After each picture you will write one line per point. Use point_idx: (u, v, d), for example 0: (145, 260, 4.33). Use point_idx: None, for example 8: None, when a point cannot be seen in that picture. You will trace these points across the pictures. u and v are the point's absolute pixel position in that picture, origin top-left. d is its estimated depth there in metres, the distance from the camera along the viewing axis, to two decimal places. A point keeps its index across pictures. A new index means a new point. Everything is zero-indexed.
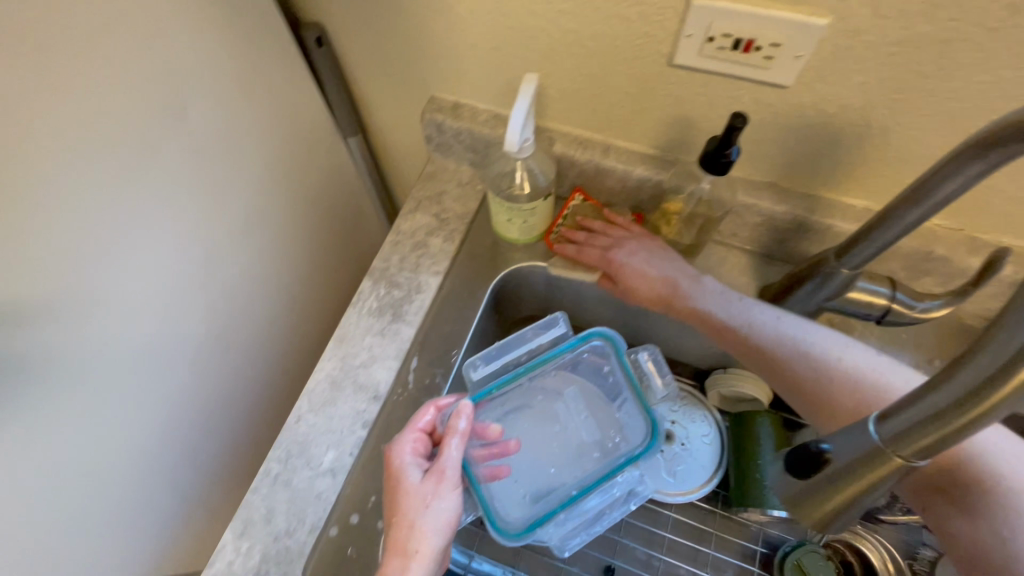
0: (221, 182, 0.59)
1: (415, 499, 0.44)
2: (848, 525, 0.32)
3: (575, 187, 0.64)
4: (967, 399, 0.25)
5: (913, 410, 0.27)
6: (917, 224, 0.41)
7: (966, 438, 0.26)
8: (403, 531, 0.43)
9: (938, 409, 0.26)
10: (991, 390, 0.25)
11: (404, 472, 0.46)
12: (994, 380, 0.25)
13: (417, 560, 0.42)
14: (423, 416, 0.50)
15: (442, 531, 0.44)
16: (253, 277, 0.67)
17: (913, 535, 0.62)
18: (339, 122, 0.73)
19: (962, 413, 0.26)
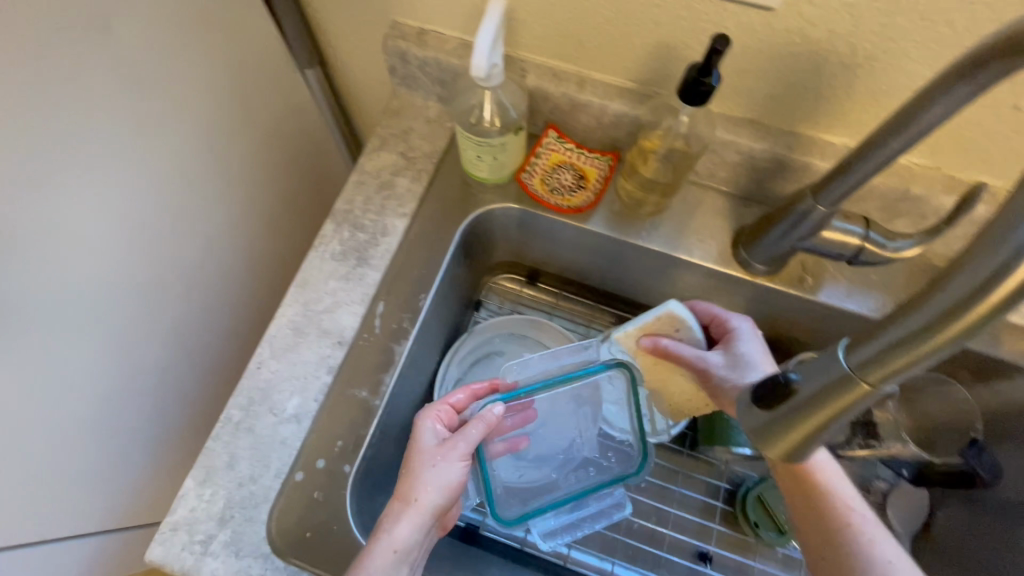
0: (168, 115, 0.53)
1: (424, 462, 0.47)
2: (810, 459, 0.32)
3: (549, 124, 0.61)
4: (942, 320, 0.23)
5: (883, 335, 0.25)
6: (898, 154, 0.39)
7: (937, 362, 0.25)
8: (407, 486, 0.46)
9: (909, 332, 0.24)
10: (966, 310, 0.23)
11: (420, 435, 0.49)
12: (970, 299, 0.22)
13: (411, 511, 0.45)
14: (455, 395, 0.54)
15: (441, 491, 0.47)
16: (208, 219, 0.63)
17: (869, 469, 0.63)
18: (295, 52, 0.66)
19: (934, 335, 0.24)
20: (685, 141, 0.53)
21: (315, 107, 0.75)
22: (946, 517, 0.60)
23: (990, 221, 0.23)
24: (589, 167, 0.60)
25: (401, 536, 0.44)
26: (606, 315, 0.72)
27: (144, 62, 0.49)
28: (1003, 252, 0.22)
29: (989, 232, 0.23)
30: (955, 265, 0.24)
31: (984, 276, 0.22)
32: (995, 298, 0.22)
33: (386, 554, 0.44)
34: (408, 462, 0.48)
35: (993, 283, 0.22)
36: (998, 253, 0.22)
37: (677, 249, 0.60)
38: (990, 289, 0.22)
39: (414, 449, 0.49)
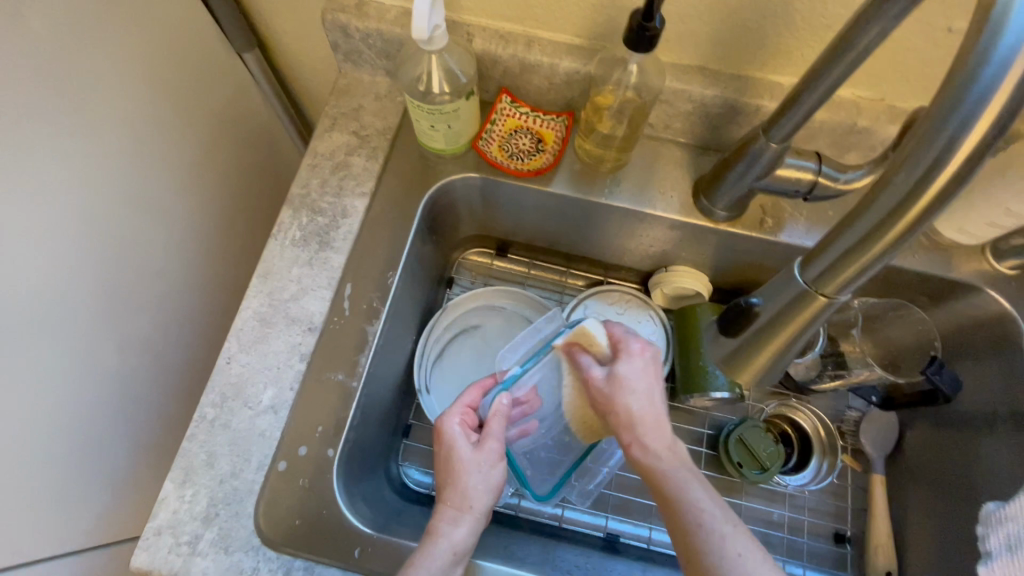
0: (101, 111, 0.51)
1: (469, 467, 0.48)
2: (774, 377, 0.33)
3: (502, 89, 0.60)
4: (886, 222, 0.24)
5: (833, 247, 0.26)
6: (841, 80, 0.39)
7: (884, 263, 0.25)
8: (459, 492, 0.47)
9: (856, 241, 0.25)
10: (908, 208, 0.23)
11: (454, 441, 0.49)
12: (910, 197, 0.23)
13: (470, 514, 0.46)
14: (468, 394, 0.52)
15: (490, 489, 0.48)
16: (159, 218, 0.60)
17: (840, 401, 0.68)
18: (230, 35, 0.63)
19: (880, 239, 0.24)
20: (636, 92, 0.53)
21: (259, 94, 0.72)
22: (913, 436, 0.64)
23: (925, 111, 0.23)
24: (546, 130, 0.60)
25: (464, 537, 0.46)
26: (577, 279, 0.73)
27: (60, 50, 0.46)
28: (937, 145, 0.22)
29: (922, 126, 0.23)
30: (894, 163, 0.24)
31: (922, 172, 0.22)
32: (934, 191, 0.22)
33: (446, 556, 0.44)
34: (449, 469, 0.48)
35: (929, 178, 0.22)
36: (932, 145, 0.22)
37: (641, 204, 0.60)
38: (925, 185, 0.22)
39: (452, 457, 0.49)
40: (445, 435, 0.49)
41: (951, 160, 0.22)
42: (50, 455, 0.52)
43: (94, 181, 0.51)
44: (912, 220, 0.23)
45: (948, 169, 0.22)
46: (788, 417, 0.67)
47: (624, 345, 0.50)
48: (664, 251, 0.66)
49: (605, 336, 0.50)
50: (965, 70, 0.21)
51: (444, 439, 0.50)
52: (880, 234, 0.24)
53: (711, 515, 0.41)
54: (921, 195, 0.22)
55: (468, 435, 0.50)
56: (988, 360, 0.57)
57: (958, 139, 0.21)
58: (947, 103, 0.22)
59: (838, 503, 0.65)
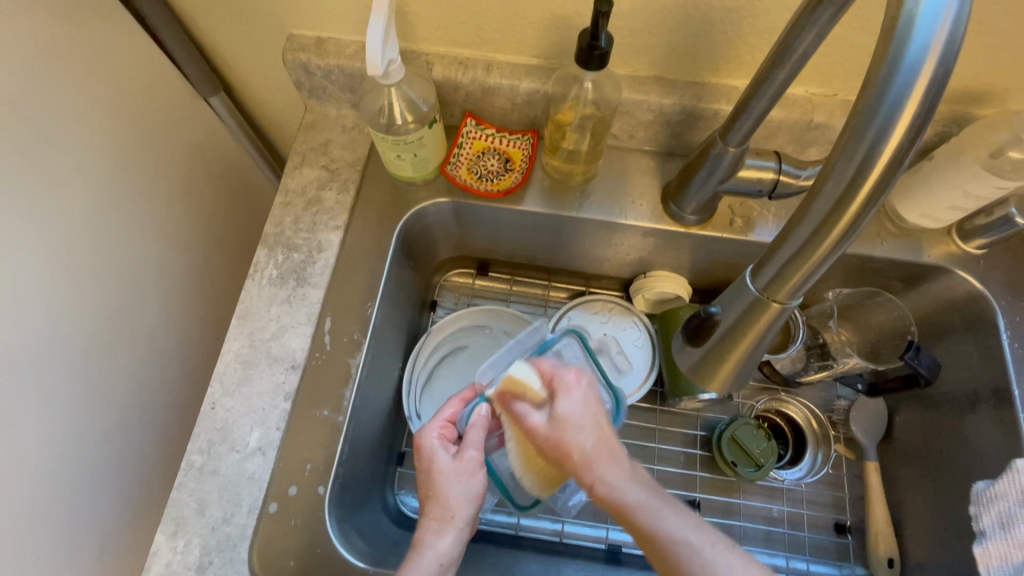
0: (64, 168, 0.51)
1: (450, 479, 0.48)
2: (745, 383, 0.33)
3: (466, 113, 0.61)
4: (822, 229, 0.24)
5: (779, 255, 0.26)
6: (787, 83, 0.40)
7: (831, 266, 0.26)
8: (442, 504, 0.47)
9: (799, 247, 0.25)
10: (842, 213, 0.24)
11: (433, 454, 0.49)
12: (842, 203, 0.23)
13: (454, 523, 0.46)
14: (447, 408, 0.53)
15: (472, 499, 0.48)
16: (134, 267, 0.60)
17: (829, 392, 0.68)
18: (194, 80, 0.63)
19: (819, 244, 0.25)
20: (595, 107, 0.53)
21: (229, 135, 0.73)
22: (902, 420, 0.64)
23: (846, 119, 0.23)
24: (513, 149, 0.62)
25: (450, 548, 0.45)
26: (560, 291, 0.73)
27: (15, 112, 0.46)
28: (860, 153, 0.23)
29: (847, 133, 0.23)
30: (824, 171, 0.25)
31: (849, 179, 0.23)
32: (863, 196, 0.23)
33: (432, 566, 0.44)
34: (432, 482, 0.48)
35: (855, 184, 0.23)
36: (855, 152, 0.23)
37: (613, 215, 0.61)
38: (854, 191, 0.23)
39: (433, 471, 0.48)
40: (426, 450, 0.49)
41: (873, 165, 0.22)
42: (38, 516, 0.51)
43: (64, 236, 0.51)
44: (843, 226, 0.24)
45: (871, 175, 0.22)
46: (779, 410, 0.68)
47: (558, 381, 0.49)
48: (641, 258, 0.67)
49: (538, 379, 0.51)
50: (880, 76, 0.22)
51: (423, 453, 0.50)
52: (817, 240, 0.25)
53: (686, 533, 0.39)
54: (849, 202, 0.23)
55: (448, 447, 0.50)
56: (965, 339, 0.58)
57: (878, 145, 0.22)
58: (864, 111, 0.23)
59: (836, 493, 0.65)
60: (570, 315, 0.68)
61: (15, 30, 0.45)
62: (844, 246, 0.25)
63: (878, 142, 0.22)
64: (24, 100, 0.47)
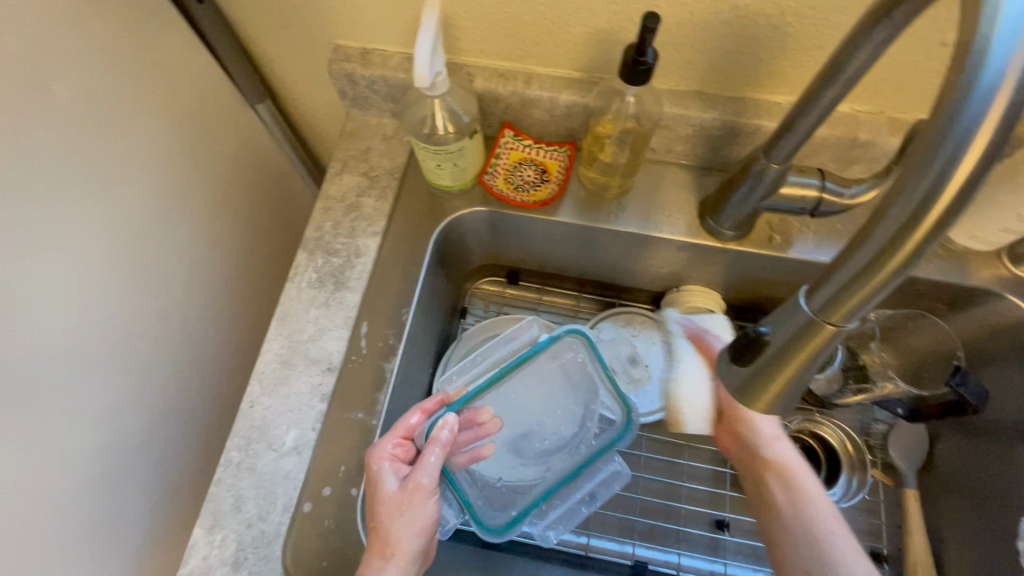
0: (121, 170, 0.53)
1: (390, 510, 0.47)
2: (786, 406, 0.33)
3: (505, 124, 0.62)
4: (884, 253, 0.24)
5: (837, 277, 0.26)
6: (836, 102, 0.40)
7: (889, 291, 0.25)
8: (382, 537, 0.46)
9: (858, 270, 0.25)
10: (907, 238, 0.23)
11: (381, 478, 0.48)
12: (909, 228, 0.23)
13: (396, 560, 0.45)
14: (404, 425, 0.51)
15: (419, 532, 0.47)
16: (180, 266, 0.62)
17: (866, 414, 0.66)
18: (243, 88, 0.66)
19: (879, 269, 0.24)
20: (636, 121, 0.53)
21: (272, 141, 0.75)
22: (943, 448, 0.62)
23: (914, 144, 0.23)
24: (549, 161, 0.62)
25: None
26: (590, 302, 0.73)
27: (82, 118, 0.48)
28: (931, 176, 0.23)
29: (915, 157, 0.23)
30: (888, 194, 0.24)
31: (918, 202, 0.23)
32: (931, 219, 0.23)
33: None
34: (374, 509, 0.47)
35: (925, 207, 0.23)
36: (926, 174, 0.23)
37: (647, 228, 0.61)
38: (924, 214, 0.23)
39: (377, 497, 0.47)
40: (376, 475, 0.48)
41: (945, 188, 0.22)
42: (82, 503, 0.53)
43: (116, 234, 0.53)
44: (909, 250, 0.24)
45: (942, 199, 0.22)
46: (814, 432, 0.66)
47: None
48: (675, 272, 0.66)
49: None
50: (952, 100, 0.22)
51: (373, 474, 0.48)
52: (880, 265, 0.24)
53: None
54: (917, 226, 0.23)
55: (399, 471, 0.49)
56: (1015, 366, 0.56)
57: (949, 168, 0.22)
58: (936, 133, 0.23)
59: (872, 520, 0.62)
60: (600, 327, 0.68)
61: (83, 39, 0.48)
62: (907, 270, 0.25)
63: (948, 164, 0.22)
64: (89, 107, 0.49)
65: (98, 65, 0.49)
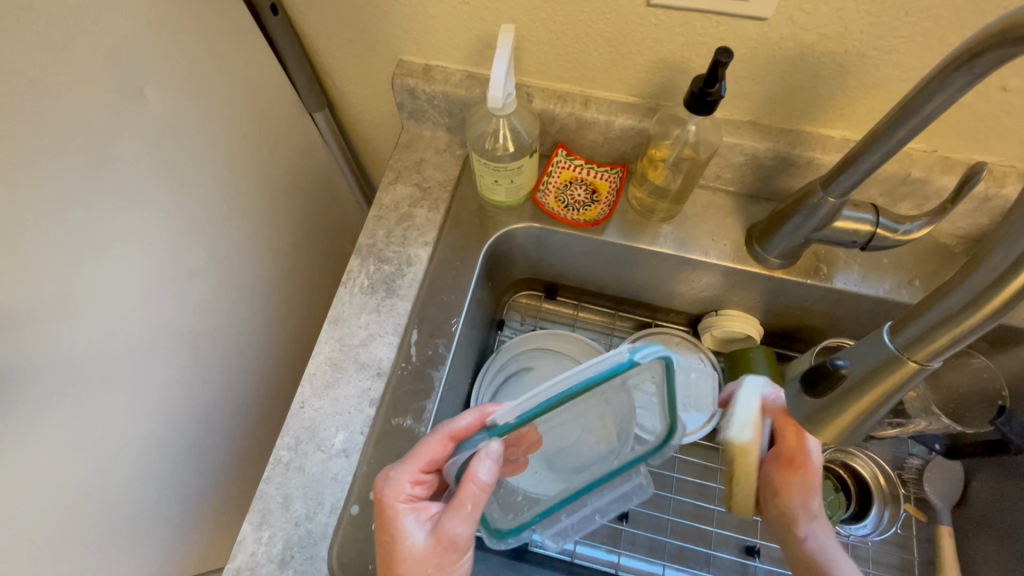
0: (194, 170, 0.55)
1: (415, 563, 0.45)
2: (858, 434, 0.38)
3: (558, 143, 0.63)
4: (980, 295, 0.30)
5: (926, 317, 0.32)
6: (905, 141, 0.41)
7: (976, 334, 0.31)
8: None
9: (950, 312, 0.31)
10: (1001, 286, 0.29)
11: (402, 526, 0.46)
12: (1004, 276, 0.29)
13: None
14: (425, 455, 0.48)
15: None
16: (235, 265, 0.64)
17: (900, 448, 0.66)
18: (303, 96, 0.68)
19: (970, 311, 0.30)
20: (693, 149, 0.55)
21: (325, 148, 0.77)
22: (979, 485, 0.62)
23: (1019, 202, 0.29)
24: (600, 181, 0.63)
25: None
26: (626, 321, 0.74)
27: (165, 120, 0.50)
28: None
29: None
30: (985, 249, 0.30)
31: (1016, 253, 0.28)
32: None
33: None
34: (396, 558, 0.46)
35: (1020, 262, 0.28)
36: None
37: (692, 251, 0.62)
38: (1022, 263, 0.28)
39: (400, 543, 0.46)
40: (393, 519, 0.46)
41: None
42: (134, 492, 0.55)
43: (184, 231, 0.55)
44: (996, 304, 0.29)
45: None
46: (846, 463, 0.66)
47: None
48: (716, 296, 0.67)
49: None
50: None
51: (390, 513, 0.47)
52: (973, 307, 0.30)
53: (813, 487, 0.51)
54: (1006, 282, 0.29)
55: (421, 514, 0.47)
56: None
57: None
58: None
59: (904, 555, 0.62)
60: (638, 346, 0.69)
61: (176, 44, 0.50)
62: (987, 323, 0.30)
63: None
64: (172, 112, 0.51)
65: (183, 71, 0.51)
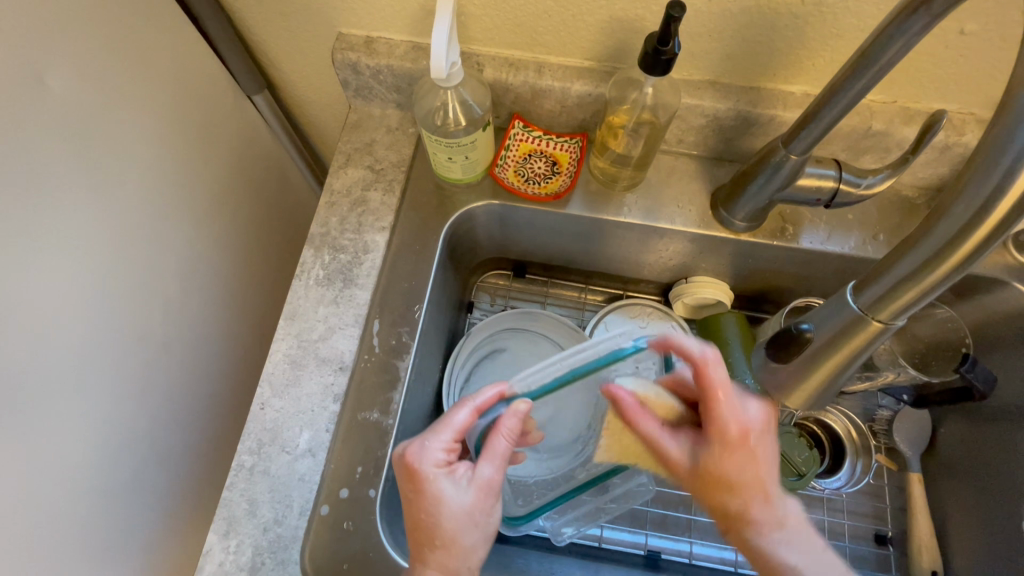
0: (120, 165, 0.50)
1: (460, 519, 0.43)
2: (836, 388, 0.38)
3: (514, 114, 0.60)
4: (944, 249, 0.28)
5: (891, 275, 0.31)
6: (863, 92, 0.40)
7: (944, 286, 0.29)
8: (456, 547, 0.43)
9: (916, 266, 0.29)
10: (968, 235, 0.27)
11: (439, 488, 0.43)
12: (971, 226, 0.26)
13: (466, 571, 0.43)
14: (456, 421, 0.45)
15: (486, 538, 0.44)
16: (180, 264, 0.60)
17: (870, 401, 0.67)
18: (239, 78, 0.63)
19: (936, 265, 0.28)
20: (652, 112, 0.53)
21: (269, 133, 0.72)
22: (947, 432, 0.63)
23: (979, 146, 0.26)
24: (561, 152, 0.60)
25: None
26: (597, 294, 0.73)
27: (76, 112, 0.46)
28: (993, 179, 0.25)
29: (990, 141, 0.25)
30: (949, 196, 0.28)
31: (982, 201, 0.26)
32: (993, 218, 0.26)
33: None
34: (442, 521, 0.43)
35: (986, 210, 0.26)
36: (990, 177, 0.25)
37: (658, 219, 0.60)
38: (988, 211, 0.26)
39: (443, 507, 0.43)
40: (431, 485, 0.43)
41: (1008, 192, 0.25)
42: (87, 512, 0.52)
43: (121, 230, 0.51)
44: (959, 257, 0.27)
45: (998, 208, 0.25)
46: (819, 419, 0.67)
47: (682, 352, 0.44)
48: (684, 263, 0.66)
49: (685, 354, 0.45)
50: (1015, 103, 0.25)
51: (426, 485, 0.43)
52: (939, 258, 0.28)
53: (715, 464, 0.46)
54: (970, 234, 0.27)
55: (456, 474, 0.44)
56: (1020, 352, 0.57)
57: (1016, 166, 0.24)
58: (1006, 130, 0.25)
59: (877, 503, 0.64)
60: (609, 320, 0.68)
61: (81, 26, 0.45)
62: (952, 277, 0.29)
63: (1015, 165, 0.24)
64: (85, 102, 0.46)
65: (93, 55, 0.47)
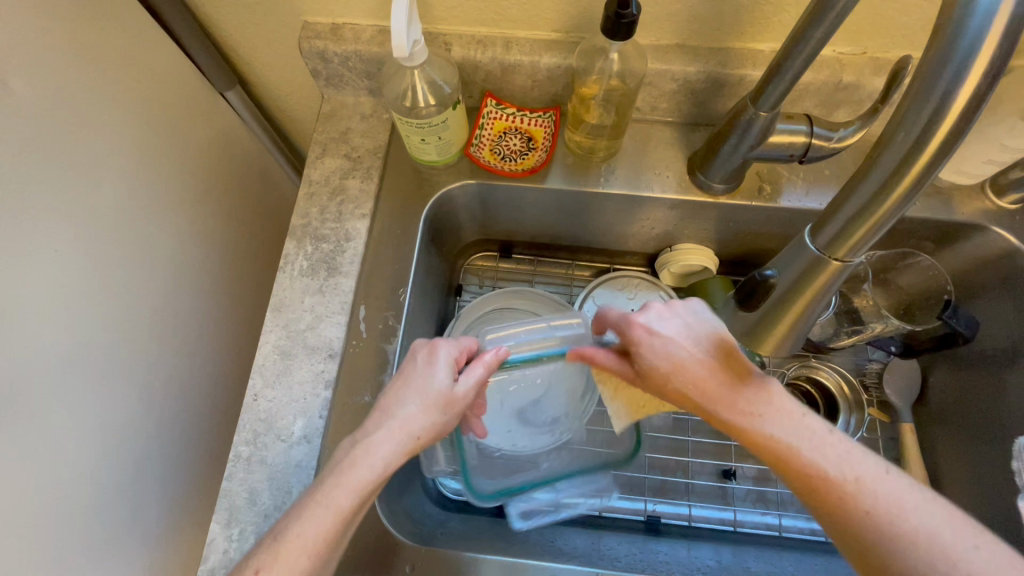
0: (93, 168, 0.50)
1: (443, 386, 0.45)
2: (803, 331, 0.39)
3: (486, 92, 0.60)
4: (893, 177, 0.28)
5: (845, 212, 0.31)
6: (824, 42, 0.40)
7: (896, 218, 0.30)
8: (408, 407, 0.44)
9: (867, 200, 0.29)
10: (913, 161, 0.27)
11: (433, 365, 0.47)
12: (914, 151, 0.27)
13: (398, 439, 0.43)
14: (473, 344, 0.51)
15: (425, 432, 0.44)
16: (163, 264, 0.60)
17: (860, 355, 0.67)
18: (209, 75, 0.63)
19: (886, 198, 0.29)
20: (620, 79, 0.53)
21: (245, 129, 0.72)
22: (937, 380, 0.64)
23: (916, 70, 0.26)
24: (536, 128, 0.60)
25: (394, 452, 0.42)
26: (584, 270, 0.73)
27: (42, 116, 0.46)
28: (932, 100, 0.26)
29: (925, 66, 0.26)
30: (894, 127, 0.28)
31: (922, 127, 0.26)
32: (936, 142, 0.26)
33: (359, 478, 0.41)
34: (416, 384, 0.46)
35: (926, 135, 0.26)
36: (928, 101, 0.26)
37: (638, 187, 0.61)
38: (930, 134, 0.26)
39: (424, 375, 0.46)
40: (430, 354, 0.47)
41: (947, 111, 0.25)
42: (86, 513, 0.53)
43: (99, 231, 0.51)
44: (907, 185, 0.28)
45: (939, 129, 0.26)
46: (810, 376, 0.67)
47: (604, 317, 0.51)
48: (667, 232, 0.66)
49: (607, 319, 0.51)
50: (952, 21, 0.25)
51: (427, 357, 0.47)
52: (888, 189, 0.28)
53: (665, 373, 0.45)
54: (914, 160, 0.27)
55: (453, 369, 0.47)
56: (1003, 296, 0.58)
57: (954, 86, 0.25)
58: (940, 55, 0.25)
59: None
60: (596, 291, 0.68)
61: (41, 30, 0.45)
62: (901, 210, 0.29)
63: (952, 84, 0.25)
64: (52, 108, 0.46)
65: (58, 57, 0.47)
